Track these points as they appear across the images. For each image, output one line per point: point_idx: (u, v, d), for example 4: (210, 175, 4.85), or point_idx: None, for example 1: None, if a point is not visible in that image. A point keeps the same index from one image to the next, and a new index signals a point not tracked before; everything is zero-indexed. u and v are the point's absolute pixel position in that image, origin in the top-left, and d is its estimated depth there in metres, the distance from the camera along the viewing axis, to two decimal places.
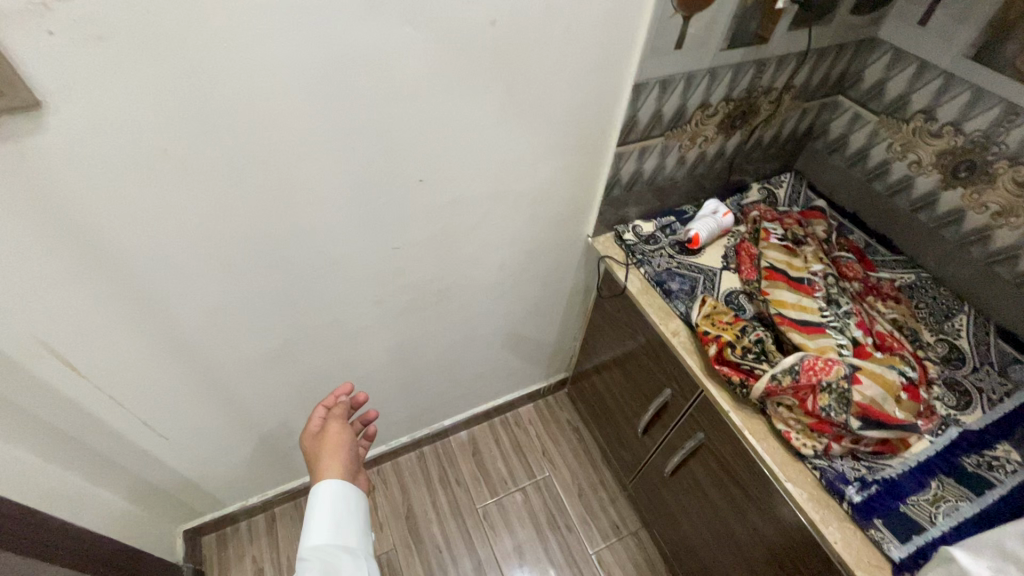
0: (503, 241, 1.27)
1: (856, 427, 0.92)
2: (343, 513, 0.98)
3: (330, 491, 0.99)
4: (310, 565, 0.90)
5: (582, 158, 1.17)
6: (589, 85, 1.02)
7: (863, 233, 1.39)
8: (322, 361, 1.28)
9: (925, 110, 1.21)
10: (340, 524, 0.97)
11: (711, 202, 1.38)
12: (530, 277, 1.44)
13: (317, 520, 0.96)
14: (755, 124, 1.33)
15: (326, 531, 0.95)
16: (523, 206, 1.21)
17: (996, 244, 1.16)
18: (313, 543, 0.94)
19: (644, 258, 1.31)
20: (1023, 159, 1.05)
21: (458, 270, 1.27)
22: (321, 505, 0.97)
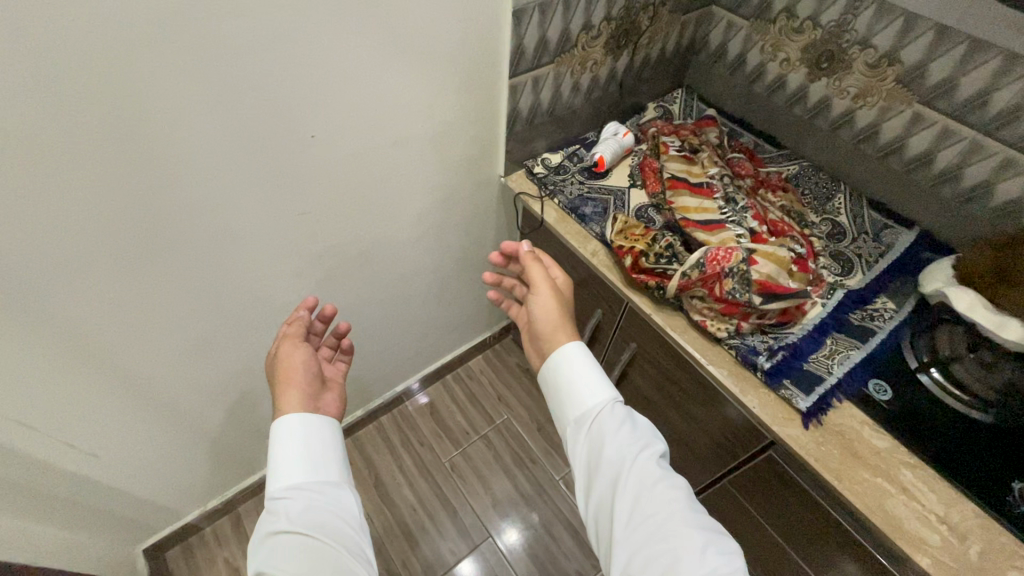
0: (417, 192, 1.26)
1: (759, 303, 1.02)
2: (313, 438, 0.94)
3: (288, 427, 0.93)
4: (293, 501, 0.85)
5: (478, 95, 1.17)
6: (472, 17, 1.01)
7: (751, 135, 1.49)
8: (254, 345, 1.25)
9: (787, 9, 1.29)
10: (309, 455, 0.92)
11: (611, 126, 1.43)
12: (451, 225, 1.44)
13: (286, 457, 0.90)
14: (640, 42, 1.37)
15: (297, 465, 0.90)
16: (428, 152, 1.20)
17: (859, 125, 1.28)
18: (283, 483, 0.88)
19: (556, 188, 1.34)
20: (870, 42, 1.17)
21: (376, 228, 1.26)
22: (287, 442, 0.91)
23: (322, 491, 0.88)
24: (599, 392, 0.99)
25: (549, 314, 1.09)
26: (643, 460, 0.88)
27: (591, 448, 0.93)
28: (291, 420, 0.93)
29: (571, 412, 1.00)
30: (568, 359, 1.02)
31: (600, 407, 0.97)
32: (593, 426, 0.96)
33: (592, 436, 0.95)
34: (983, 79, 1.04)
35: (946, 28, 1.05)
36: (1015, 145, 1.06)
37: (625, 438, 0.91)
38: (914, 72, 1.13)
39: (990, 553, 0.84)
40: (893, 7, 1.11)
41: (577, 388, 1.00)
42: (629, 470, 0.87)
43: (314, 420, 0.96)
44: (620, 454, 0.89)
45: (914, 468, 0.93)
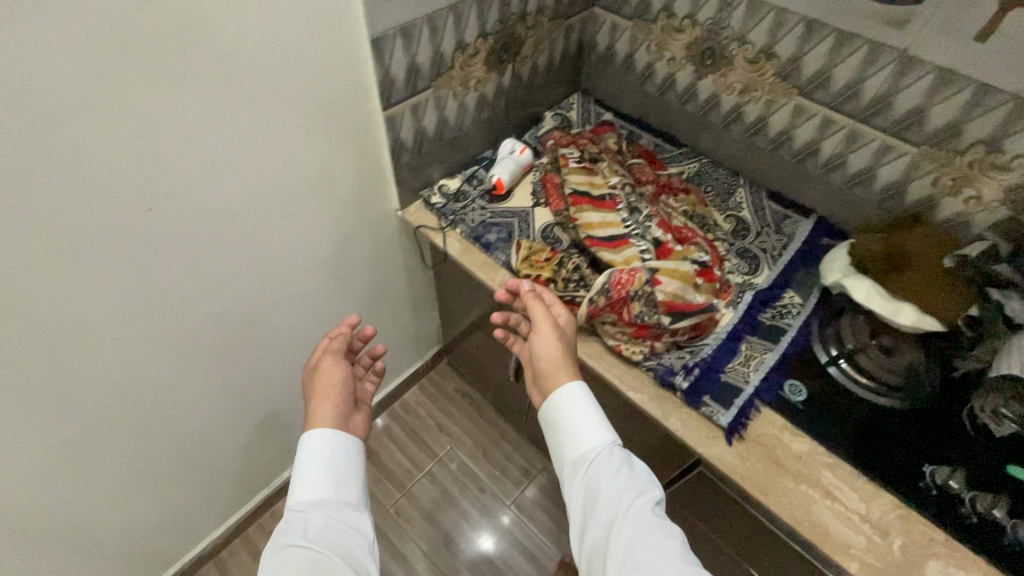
0: (306, 243, 1.14)
1: (668, 323, 1.00)
2: (333, 466, 0.97)
3: (315, 442, 0.98)
4: (311, 515, 0.90)
5: (354, 134, 1.06)
6: (329, 52, 0.90)
7: (649, 135, 1.47)
8: (132, 447, 1.08)
9: (665, 8, 1.26)
10: (329, 477, 0.96)
11: (507, 143, 1.36)
12: (352, 269, 1.32)
13: (305, 476, 0.94)
14: (523, 53, 1.29)
15: (315, 488, 0.94)
16: (309, 202, 1.08)
17: (749, 119, 1.27)
18: (302, 500, 0.92)
19: (456, 218, 1.27)
20: (747, 38, 1.16)
21: (261, 292, 1.12)
22: (305, 467, 0.95)
23: (336, 512, 0.92)
24: (598, 433, 0.92)
25: (553, 353, 0.98)
26: (638, 506, 0.82)
27: (587, 494, 0.87)
28: (321, 431, 1.00)
29: (568, 453, 0.94)
30: (569, 400, 0.94)
31: (597, 449, 0.90)
32: (588, 469, 0.89)
33: (588, 481, 0.88)
34: (854, 69, 1.05)
35: (814, 22, 1.06)
36: (890, 132, 1.08)
37: (619, 483, 0.85)
38: (791, 66, 1.13)
39: (909, 544, 0.86)
40: (763, 3, 1.10)
41: (574, 428, 0.93)
42: (623, 518, 0.81)
43: (343, 437, 1.01)
44: (614, 500, 0.83)
45: (834, 469, 0.93)
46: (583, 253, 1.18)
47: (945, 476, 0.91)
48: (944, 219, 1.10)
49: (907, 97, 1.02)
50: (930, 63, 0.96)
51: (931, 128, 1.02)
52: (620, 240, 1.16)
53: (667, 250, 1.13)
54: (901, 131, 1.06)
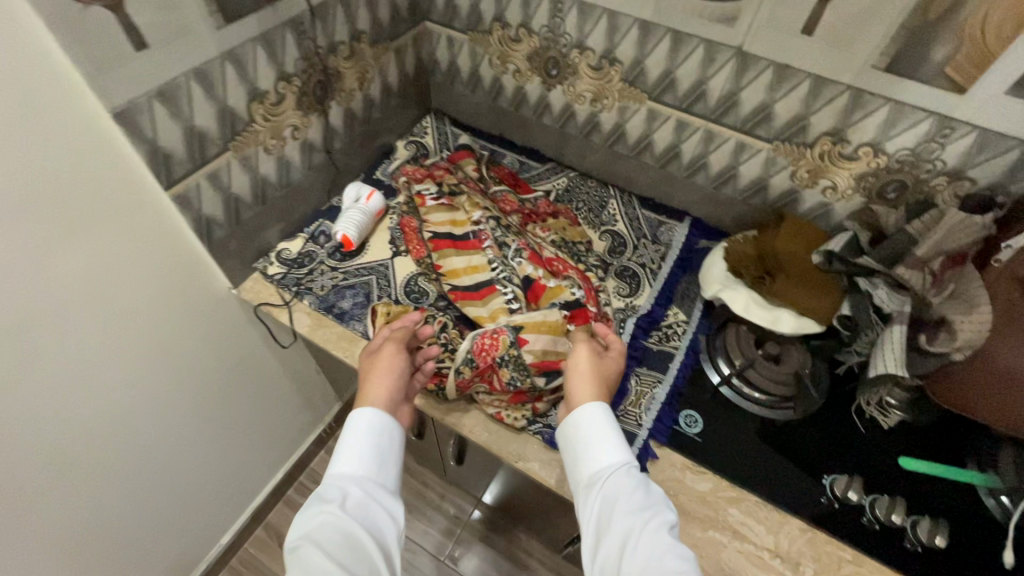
0: (138, 371, 0.94)
1: (544, 384, 0.92)
2: (387, 446, 0.83)
3: (366, 420, 0.82)
4: (352, 488, 0.76)
5: (161, 239, 0.89)
6: (89, 154, 0.72)
7: (513, 154, 1.36)
8: None
9: (497, 18, 1.13)
10: (380, 453, 0.82)
11: (350, 188, 1.19)
12: (199, 377, 1.09)
13: (354, 449, 0.80)
14: (349, 86, 1.12)
15: (365, 466, 0.79)
16: (119, 329, 0.87)
17: (607, 128, 1.19)
18: (344, 472, 0.78)
19: (301, 287, 1.09)
20: (586, 44, 1.07)
21: (62, 449, 0.86)
22: (365, 439, 0.81)
23: (372, 488, 0.78)
24: (615, 448, 0.79)
25: (582, 372, 0.87)
26: (657, 523, 0.69)
27: (600, 508, 0.74)
28: (370, 413, 0.83)
29: (579, 470, 0.81)
30: (587, 418, 0.82)
31: (615, 463, 0.78)
32: (604, 483, 0.77)
33: (601, 498, 0.75)
34: (696, 69, 0.98)
35: (648, 23, 0.97)
36: (742, 130, 1.02)
37: (633, 499, 0.72)
38: (635, 70, 1.05)
39: (820, 571, 0.82)
40: (593, 6, 1.00)
41: (588, 443, 0.81)
42: (641, 532, 0.68)
43: (388, 424, 0.84)
44: (628, 513, 0.71)
45: (738, 503, 0.88)
46: (450, 309, 1.06)
47: (845, 488, 0.89)
48: (807, 210, 1.08)
49: (751, 94, 0.96)
50: (766, 58, 0.91)
51: (779, 123, 0.98)
52: (488, 287, 1.05)
53: (542, 287, 1.05)
54: (753, 129, 1.01)
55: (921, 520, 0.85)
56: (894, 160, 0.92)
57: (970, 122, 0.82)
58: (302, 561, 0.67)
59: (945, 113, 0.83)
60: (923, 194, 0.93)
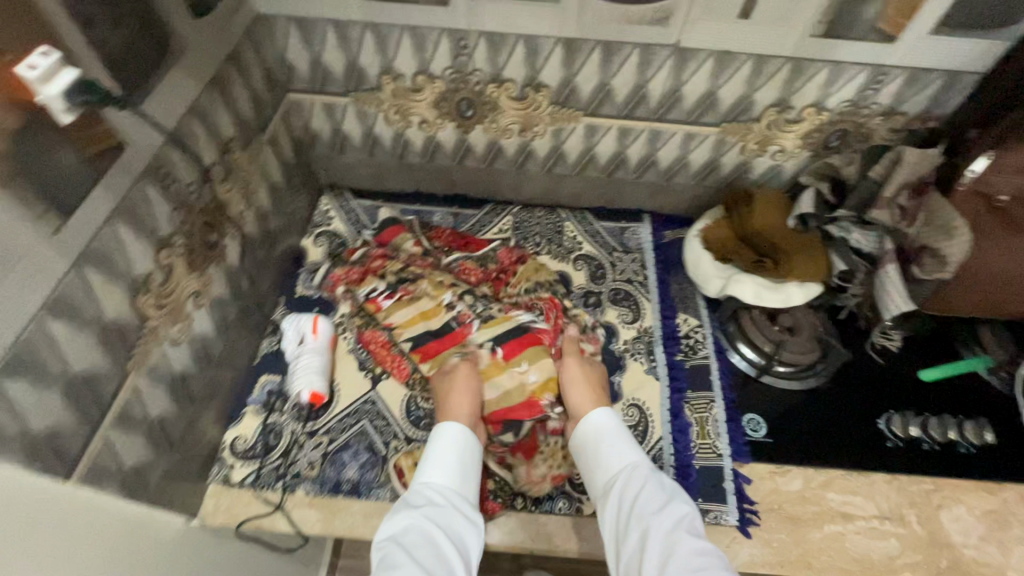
0: None
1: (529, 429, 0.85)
2: (473, 460, 0.75)
3: (455, 436, 0.75)
4: (437, 494, 0.68)
5: (123, 543, 0.55)
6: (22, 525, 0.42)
7: (440, 207, 1.18)
8: None
9: (384, 70, 0.93)
10: (467, 466, 0.74)
11: (287, 326, 0.94)
12: None
13: (436, 460, 0.72)
14: (235, 209, 0.85)
15: (453, 478, 0.71)
16: None
17: (542, 153, 1.07)
18: (426, 481, 0.70)
19: (287, 478, 0.84)
20: (503, 76, 0.92)
21: None
22: (452, 451, 0.73)
23: (459, 500, 0.69)
24: (627, 451, 0.73)
25: (576, 386, 0.83)
26: (676, 520, 0.63)
27: (618, 513, 0.67)
28: (457, 429, 0.76)
29: (593, 474, 0.74)
30: (597, 428, 0.76)
31: (626, 465, 0.71)
32: (619, 484, 0.69)
33: (618, 503, 0.68)
34: (633, 74, 0.90)
35: (572, 40, 0.86)
36: (688, 122, 0.98)
37: (649, 499, 0.66)
38: (565, 90, 0.94)
39: (921, 512, 0.88)
40: (503, 35, 0.86)
41: (603, 446, 0.75)
42: (662, 531, 0.62)
43: (473, 445, 0.76)
44: (647, 513, 0.64)
45: (832, 486, 0.90)
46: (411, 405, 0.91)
47: (904, 428, 0.95)
48: (759, 175, 1.08)
49: (694, 86, 0.91)
50: (705, 49, 0.86)
51: (724, 106, 0.95)
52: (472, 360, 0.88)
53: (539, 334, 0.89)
54: (699, 118, 0.97)
55: (967, 424, 0.95)
56: (836, 113, 0.94)
57: (901, 64, 0.86)
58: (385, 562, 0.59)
59: (878, 62, 0.86)
60: (863, 135, 0.98)
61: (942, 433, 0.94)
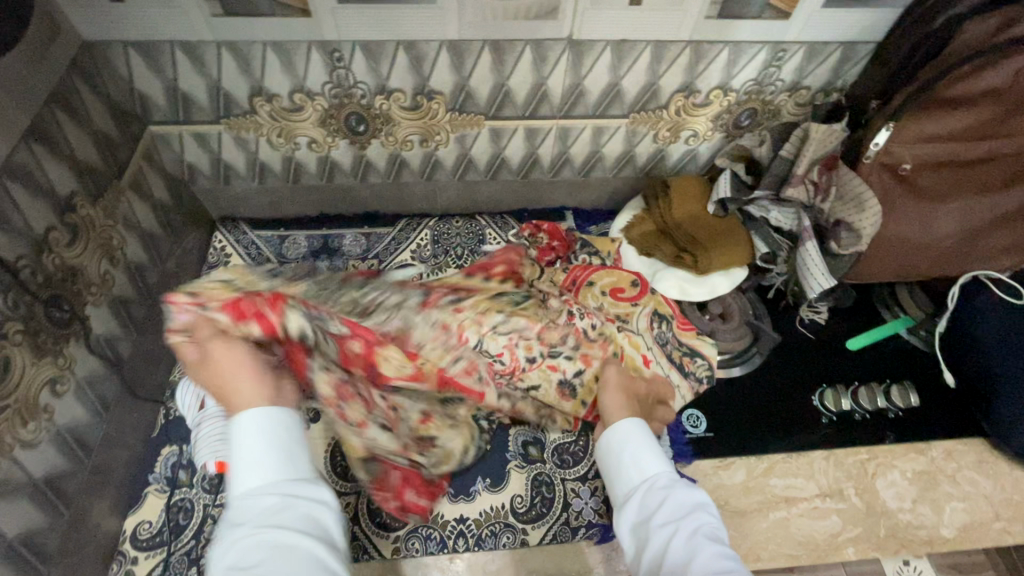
0: None
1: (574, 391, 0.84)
2: (293, 437, 0.54)
3: (262, 420, 0.54)
4: (266, 511, 0.48)
5: None
6: None
7: (351, 228, 1.09)
8: None
9: (254, 92, 0.82)
10: (280, 446, 0.52)
11: (183, 391, 0.84)
12: None
13: (250, 462, 0.50)
14: (95, 270, 0.74)
15: (273, 469, 0.51)
16: None
17: (449, 162, 1.00)
18: (249, 489, 0.49)
19: (201, 562, 0.75)
20: (390, 86, 0.84)
21: None
22: (259, 433, 0.52)
23: (297, 492, 0.50)
24: (646, 459, 0.62)
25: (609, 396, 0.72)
26: (690, 524, 0.53)
27: (637, 525, 0.57)
28: (260, 413, 0.54)
29: (610, 492, 0.63)
30: (620, 438, 0.64)
31: (646, 477, 0.60)
32: (638, 497, 0.59)
33: (638, 512, 0.58)
34: (529, 72, 0.84)
35: (457, 43, 0.79)
36: (596, 115, 0.93)
37: (677, 506, 0.56)
38: (459, 95, 0.87)
39: (859, 484, 0.89)
40: (381, 42, 0.78)
41: (622, 457, 0.63)
42: (649, 523, 0.56)
43: (285, 418, 0.55)
44: (659, 510, 0.56)
45: (774, 471, 0.90)
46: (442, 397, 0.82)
47: (836, 401, 0.96)
48: (676, 161, 1.05)
49: (596, 78, 0.86)
50: (599, 40, 0.80)
51: (630, 96, 0.90)
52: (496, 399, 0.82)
53: (638, 288, 0.98)
54: (606, 111, 0.92)
55: (893, 388, 0.97)
56: (742, 93, 0.92)
57: (799, 39, 0.83)
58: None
59: (777, 39, 0.83)
60: (772, 112, 0.96)
61: (870, 399, 0.96)
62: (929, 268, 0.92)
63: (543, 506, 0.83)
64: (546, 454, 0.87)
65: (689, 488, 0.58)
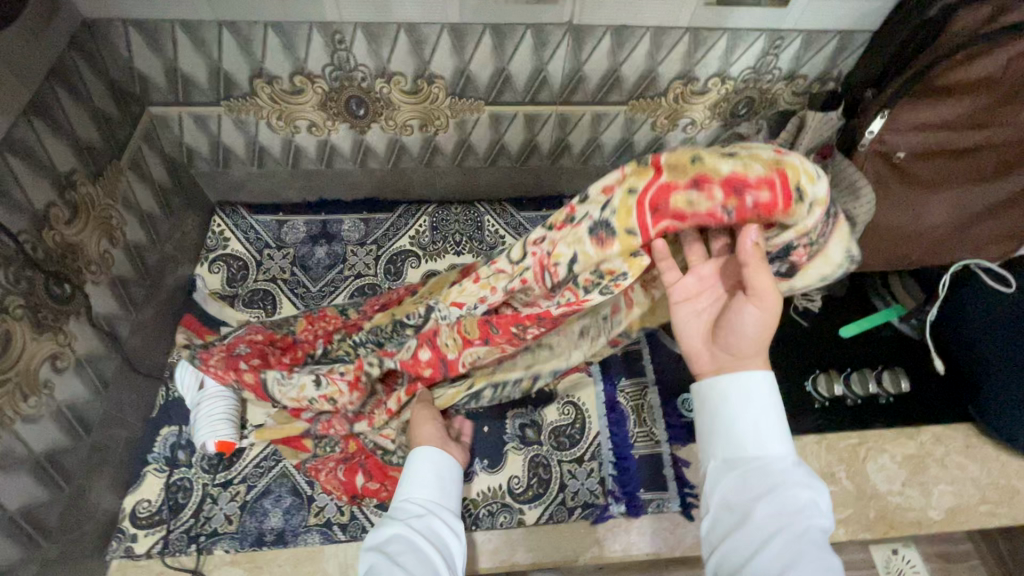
0: None
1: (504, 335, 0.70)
2: (453, 476, 0.68)
3: (433, 457, 0.67)
4: (422, 512, 0.60)
5: None
6: None
7: (349, 213, 1.09)
8: None
9: (255, 73, 0.82)
10: (445, 486, 0.66)
11: (181, 371, 0.83)
12: None
13: (420, 480, 0.64)
14: (95, 249, 0.74)
15: (433, 492, 0.64)
16: None
17: (448, 147, 1.00)
18: (412, 497, 0.62)
19: (200, 539, 0.76)
20: (390, 69, 0.84)
21: None
22: (432, 463, 0.66)
23: (444, 513, 0.62)
24: (766, 427, 0.53)
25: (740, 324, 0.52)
26: (805, 525, 0.46)
27: (740, 498, 0.50)
28: (433, 451, 0.68)
29: (709, 444, 0.56)
30: (742, 391, 0.53)
31: (763, 452, 0.52)
32: (744, 471, 0.51)
33: (738, 489, 0.51)
34: (530, 57, 0.84)
35: (458, 26, 0.79)
36: (595, 102, 0.93)
37: (791, 500, 0.48)
38: (460, 80, 0.87)
39: (849, 468, 0.91)
40: (382, 25, 0.78)
41: (739, 417, 0.53)
42: (748, 505, 0.49)
43: (451, 464, 0.69)
44: (770, 499, 0.48)
45: None
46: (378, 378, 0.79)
47: (829, 387, 0.98)
48: (674, 149, 1.06)
49: (595, 64, 0.87)
50: (600, 26, 0.81)
51: (629, 83, 0.91)
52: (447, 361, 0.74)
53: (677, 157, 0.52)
54: (606, 97, 0.93)
55: (885, 373, 0.98)
56: (740, 81, 0.93)
57: (796, 28, 0.84)
58: (370, 558, 0.54)
59: (775, 28, 0.84)
60: (769, 101, 0.97)
61: (863, 386, 0.97)
62: (926, 256, 0.93)
63: (540, 487, 0.85)
64: (542, 437, 0.88)
65: (809, 483, 0.50)
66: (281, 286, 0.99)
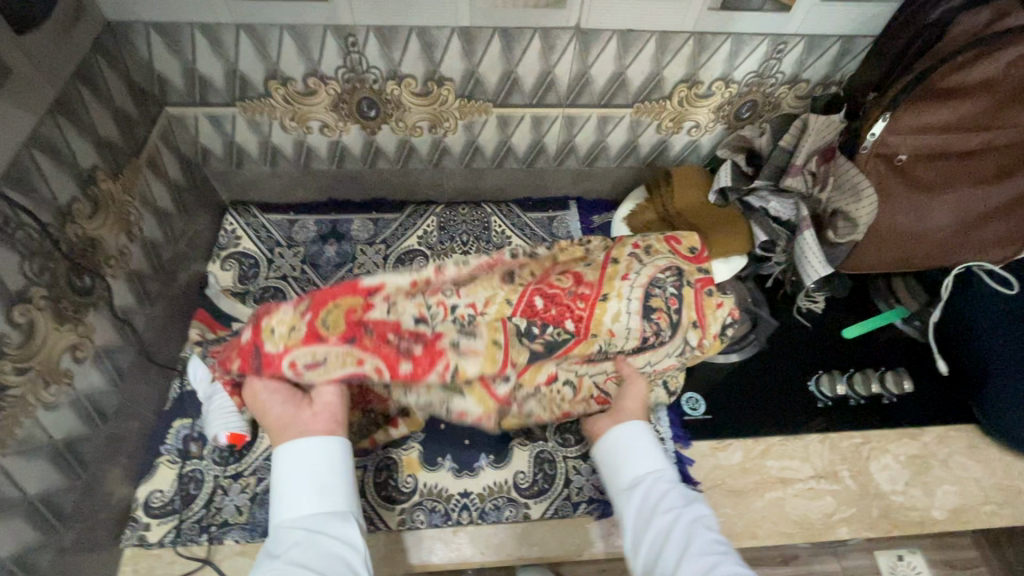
0: None
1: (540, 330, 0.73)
2: (335, 464, 0.61)
3: (304, 455, 0.60)
4: (305, 536, 0.55)
5: None
6: None
7: (359, 213, 1.11)
8: None
9: (270, 75, 0.85)
10: (327, 488, 0.59)
11: (193, 365, 0.84)
12: None
13: (292, 497, 0.58)
14: (113, 244, 0.76)
15: (310, 503, 0.58)
16: None
17: (457, 149, 1.02)
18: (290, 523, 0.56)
19: (212, 529, 0.77)
20: (401, 72, 0.86)
21: None
22: (303, 470, 0.59)
23: (329, 522, 0.57)
24: (655, 454, 0.67)
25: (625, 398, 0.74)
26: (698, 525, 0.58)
27: (639, 506, 0.63)
28: (308, 447, 0.60)
29: (611, 471, 0.69)
30: (626, 435, 0.69)
31: (650, 468, 0.66)
32: (642, 487, 0.64)
33: (640, 501, 0.63)
34: (537, 60, 0.86)
35: (468, 30, 0.81)
36: (601, 105, 0.95)
37: (676, 503, 0.61)
38: (469, 82, 0.89)
39: (852, 467, 0.91)
40: (394, 28, 0.80)
41: (624, 451, 0.68)
42: (653, 514, 0.61)
43: (330, 449, 0.61)
44: (649, 501, 0.62)
45: (770, 453, 0.92)
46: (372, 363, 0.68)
47: (831, 386, 0.99)
48: (678, 152, 1.08)
49: (601, 67, 0.88)
50: (606, 30, 0.82)
51: (635, 86, 0.92)
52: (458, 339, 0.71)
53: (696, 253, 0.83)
54: (611, 100, 0.95)
55: (887, 374, 1.00)
56: (743, 85, 0.94)
57: (798, 33, 0.86)
58: None
59: (777, 33, 0.86)
60: (772, 104, 0.99)
61: (865, 386, 0.98)
62: (925, 259, 0.95)
63: (546, 482, 0.86)
64: (547, 433, 0.90)
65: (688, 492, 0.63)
66: (292, 284, 1.01)
